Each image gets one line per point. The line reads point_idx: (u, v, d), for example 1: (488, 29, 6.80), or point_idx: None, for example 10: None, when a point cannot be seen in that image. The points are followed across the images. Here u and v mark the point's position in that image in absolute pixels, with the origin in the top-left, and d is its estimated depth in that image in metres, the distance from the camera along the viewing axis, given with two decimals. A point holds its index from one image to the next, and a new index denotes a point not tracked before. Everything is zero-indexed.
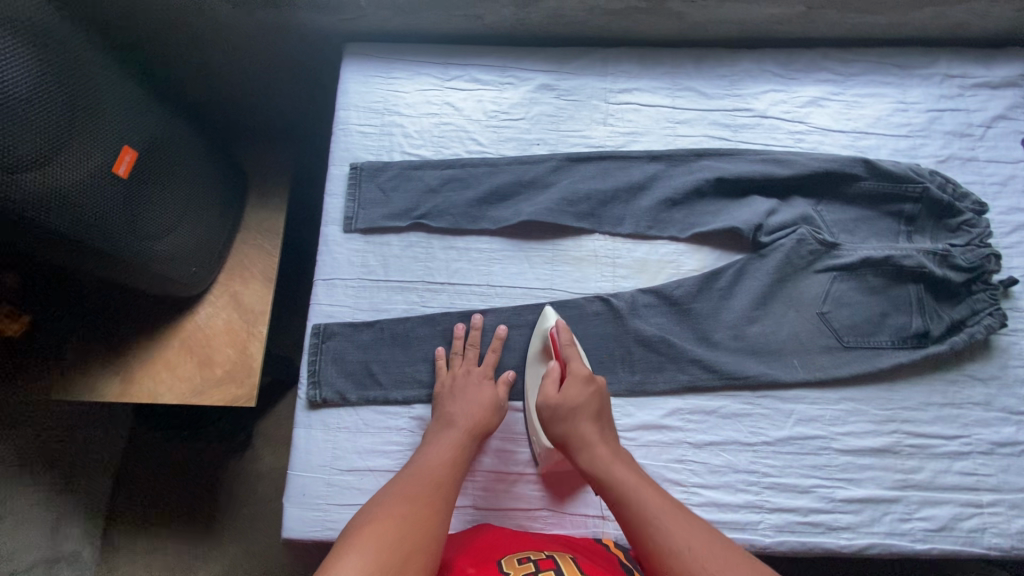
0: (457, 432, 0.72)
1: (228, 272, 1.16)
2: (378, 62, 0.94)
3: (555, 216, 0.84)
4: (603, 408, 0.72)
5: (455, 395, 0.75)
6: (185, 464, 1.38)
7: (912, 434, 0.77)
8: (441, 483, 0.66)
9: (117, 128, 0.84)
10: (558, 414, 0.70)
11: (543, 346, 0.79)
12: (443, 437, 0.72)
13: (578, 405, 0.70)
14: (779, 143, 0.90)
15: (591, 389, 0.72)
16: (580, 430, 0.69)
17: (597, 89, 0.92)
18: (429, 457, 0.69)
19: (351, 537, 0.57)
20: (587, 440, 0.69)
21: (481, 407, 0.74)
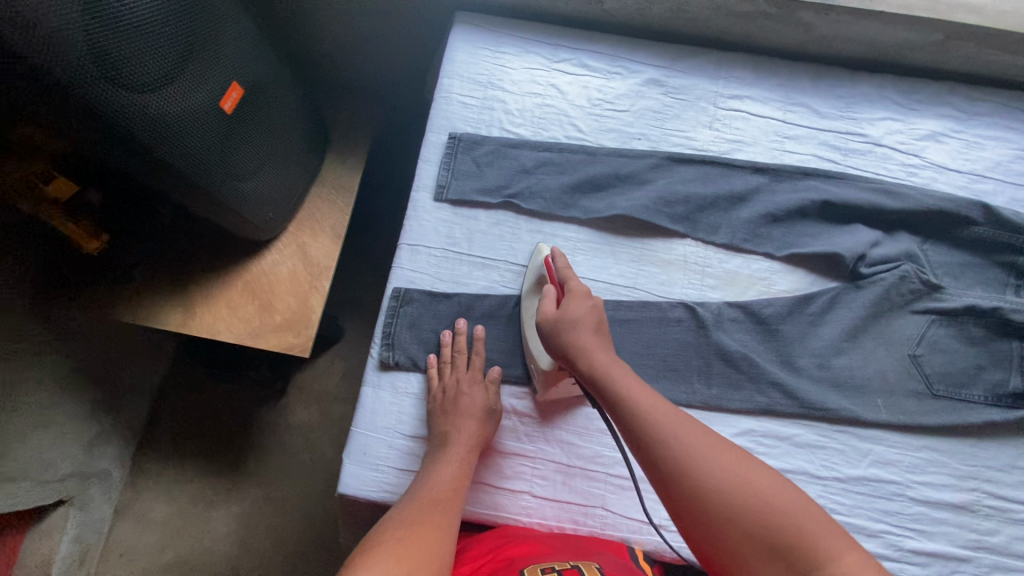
0: (457, 447, 0.69)
1: (299, 223, 1.17)
2: (488, 33, 0.93)
3: (650, 214, 0.82)
4: (603, 321, 0.70)
5: (451, 411, 0.72)
6: (223, 403, 1.41)
7: (992, 495, 0.73)
8: (444, 500, 0.63)
9: (230, 64, 0.85)
10: (559, 327, 0.68)
11: (537, 279, 0.78)
12: (445, 456, 0.69)
13: (578, 315, 0.69)
14: (890, 174, 0.86)
15: (588, 303, 0.70)
16: (582, 339, 0.67)
17: (707, 91, 0.89)
18: (436, 478, 0.66)
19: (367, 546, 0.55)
20: (589, 347, 0.66)
21: (479, 415, 0.72)
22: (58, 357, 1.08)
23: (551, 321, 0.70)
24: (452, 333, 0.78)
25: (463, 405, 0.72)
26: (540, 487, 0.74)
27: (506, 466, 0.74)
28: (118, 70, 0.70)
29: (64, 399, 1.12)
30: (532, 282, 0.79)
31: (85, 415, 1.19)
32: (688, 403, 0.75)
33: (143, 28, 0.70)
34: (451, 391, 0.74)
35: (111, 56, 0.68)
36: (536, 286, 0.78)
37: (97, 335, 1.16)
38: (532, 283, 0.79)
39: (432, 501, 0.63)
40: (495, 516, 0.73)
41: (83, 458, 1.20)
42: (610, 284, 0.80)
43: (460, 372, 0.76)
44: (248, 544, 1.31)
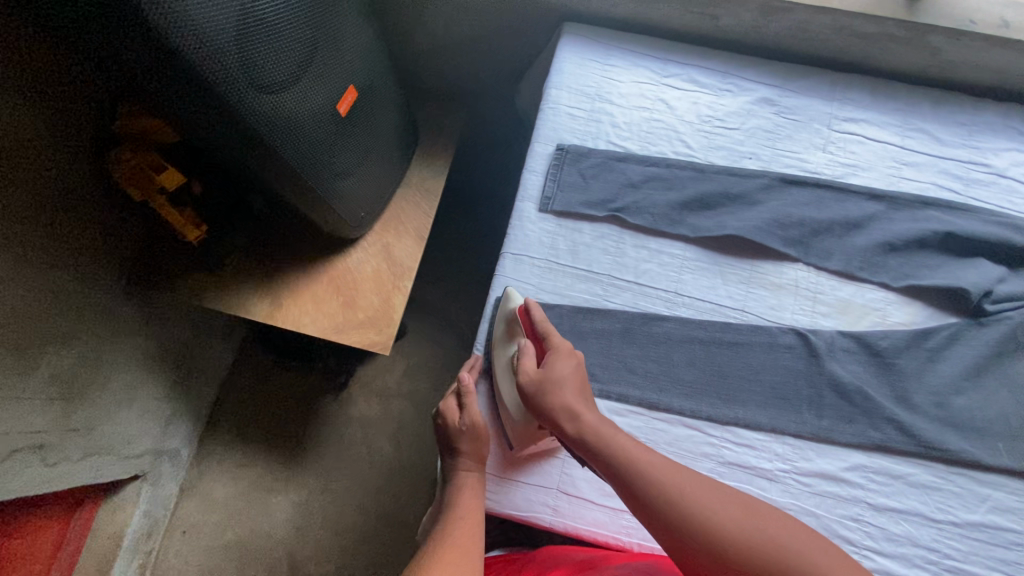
0: (460, 477, 0.71)
1: (385, 223, 1.20)
2: (597, 46, 0.93)
3: (761, 235, 0.80)
4: (573, 349, 0.73)
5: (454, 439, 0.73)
6: (288, 391, 1.44)
7: None
8: (460, 538, 0.64)
9: (349, 68, 0.88)
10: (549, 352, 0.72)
11: (508, 316, 0.79)
12: (462, 485, 0.70)
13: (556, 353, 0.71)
14: (1017, 207, 0.82)
15: (564, 346, 0.73)
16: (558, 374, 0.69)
17: (821, 113, 0.88)
18: (456, 511, 0.67)
19: None
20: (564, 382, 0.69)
21: (467, 433, 0.73)
22: (142, 338, 1.12)
23: (528, 364, 0.72)
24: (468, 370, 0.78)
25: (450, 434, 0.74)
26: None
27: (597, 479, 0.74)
28: (258, 72, 0.72)
29: (146, 379, 1.15)
30: (503, 318, 0.79)
31: (162, 396, 1.22)
32: (798, 433, 0.73)
33: (279, 25, 0.71)
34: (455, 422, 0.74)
35: (258, 60, 0.71)
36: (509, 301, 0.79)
37: (174, 317, 1.20)
38: (506, 315, 0.79)
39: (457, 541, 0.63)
40: (592, 531, 0.72)
41: (159, 436, 1.24)
42: (716, 305, 0.80)
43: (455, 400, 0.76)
44: (306, 533, 1.32)
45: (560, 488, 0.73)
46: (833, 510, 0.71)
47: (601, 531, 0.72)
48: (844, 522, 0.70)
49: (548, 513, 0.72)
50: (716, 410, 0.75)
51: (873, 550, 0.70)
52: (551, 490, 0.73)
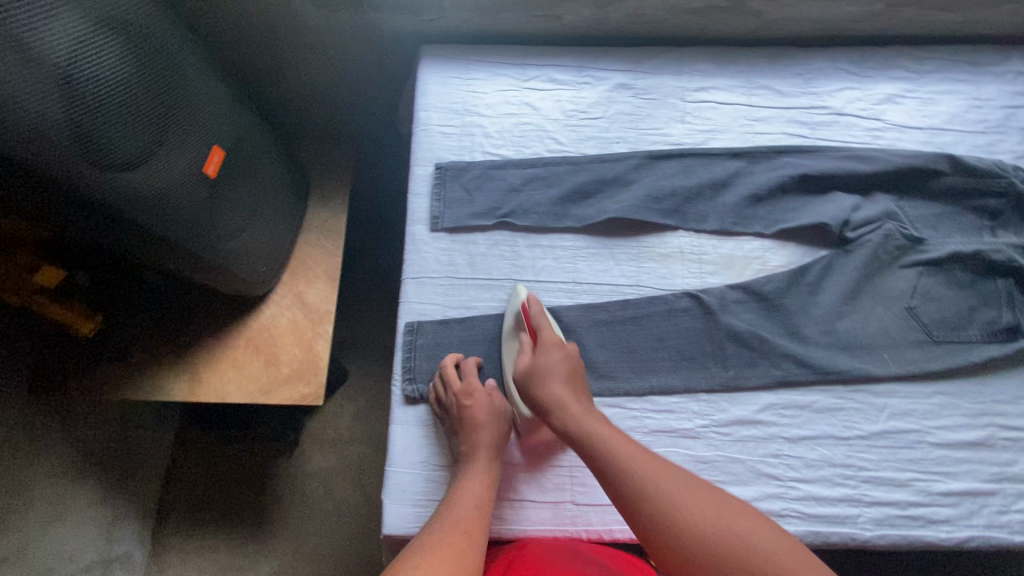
0: (473, 461, 0.71)
1: (293, 272, 1.18)
2: (456, 63, 0.95)
3: (639, 213, 0.85)
4: (578, 369, 0.74)
5: (463, 430, 0.73)
6: (233, 464, 1.38)
7: (1004, 428, 0.77)
8: (469, 521, 0.63)
9: (209, 128, 0.86)
10: (536, 377, 0.72)
11: (522, 346, 0.80)
12: (469, 474, 0.70)
13: (552, 366, 0.73)
14: (858, 140, 0.90)
15: (561, 353, 0.74)
16: (554, 391, 0.71)
17: (673, 88, 0.93)
18: (458, 496, 0.67)
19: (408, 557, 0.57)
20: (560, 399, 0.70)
21: (491, 422, 0.74)
22: (60, 449, 1.04)
23: (527, 377, 0.73)
24: (470, 366, 0.78)
25: (469, 424, 0.73)
26: (579, 491, 0.75)
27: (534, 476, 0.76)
28: (102, 149, 0.69)
29: (71, 491, 1.07)
30: (512, 324, 0.80)
31: (96, 503, 1.14)
32: (709, 387, 0.78)
33: (116, 106, 0.70)
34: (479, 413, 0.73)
35: (98, 137, 0.68)
36: (514, 328, 0.80)
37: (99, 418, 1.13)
38: (513, 324, 0.80)
39: (462, 519, 0.63)
40: (541, 528, 0.74)
41: (103, 546, 1.16)
42: (613, 285, 0.84)
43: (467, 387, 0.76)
44: None
45: (502, 495, 0.75)
46: (755, 451, 0.76)
47: (549, 526, 0.74)
48: (767, 460, 0.75)
49: (495, 522, 0.73)
50: (632, 384, 0.78)
51: (796, 480, 0.75)
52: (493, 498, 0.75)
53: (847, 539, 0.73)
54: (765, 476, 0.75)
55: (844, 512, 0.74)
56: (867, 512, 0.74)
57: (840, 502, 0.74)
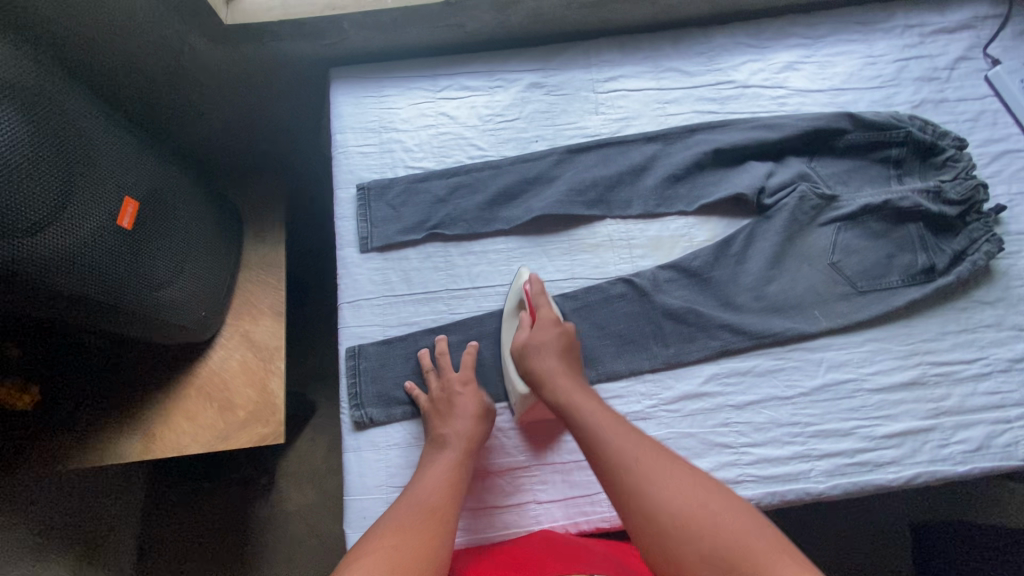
0: (451, 451, 0.71)
1: (237, 312, 1.16)
2: (367, 81, 0.94)
3: (565, 207, 0.86)
4: (573, 348, 0.76)
5: (449, 414, 0.73)
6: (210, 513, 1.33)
7: (935, 364, 0.80)
8: (438, 509, 0.64)
9: (119, 180, 0.83)
10: (530, 352, 0.74)
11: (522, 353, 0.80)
12: (438, 459, 0.70)
13: (549, 340, 0.75)
14: (765, 109, 0.93)
15: (558, 332, 0.76)
16: (546, 363, 0.73)
17: (584, 81, 0.95)
18: (424, 480, 0.68)
19: (369, 540, 0.61)
20: (552, 371, 0.72)
21: (478, 412, 0.74)
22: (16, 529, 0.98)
23: (522, 352, 0.75)
24: (419, 358, 0.79)
25: (455, 412, 0.73)
26: (545, 487, 0.77)
27: (500, 481, 0.76)
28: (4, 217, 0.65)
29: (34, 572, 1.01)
30: (512, 307, 0.81)
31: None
32: (653, 367, 0.80)
33: (19, 172, 0.66)
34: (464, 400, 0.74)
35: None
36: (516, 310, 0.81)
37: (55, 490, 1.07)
38: (513, 306, 0.81)
39: (422, 504, 0.65)
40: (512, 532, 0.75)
41: None
42: (550, 281, 0.85)
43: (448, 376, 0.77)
44: None
45: (469, 506, 0.76)
46: (705, 423, 0.77)
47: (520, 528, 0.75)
48: (717, 430, 0.77)
49: (467, 533, 0.75)
50: None
51: (748, 445, 0.77)
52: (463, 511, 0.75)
53: (802, 494, 0.75)
54: (717, 445, 0.77)
55: (796, 469, 0.76)
56: (818, 465, 0.76)
57: (791, 460, 0.76)
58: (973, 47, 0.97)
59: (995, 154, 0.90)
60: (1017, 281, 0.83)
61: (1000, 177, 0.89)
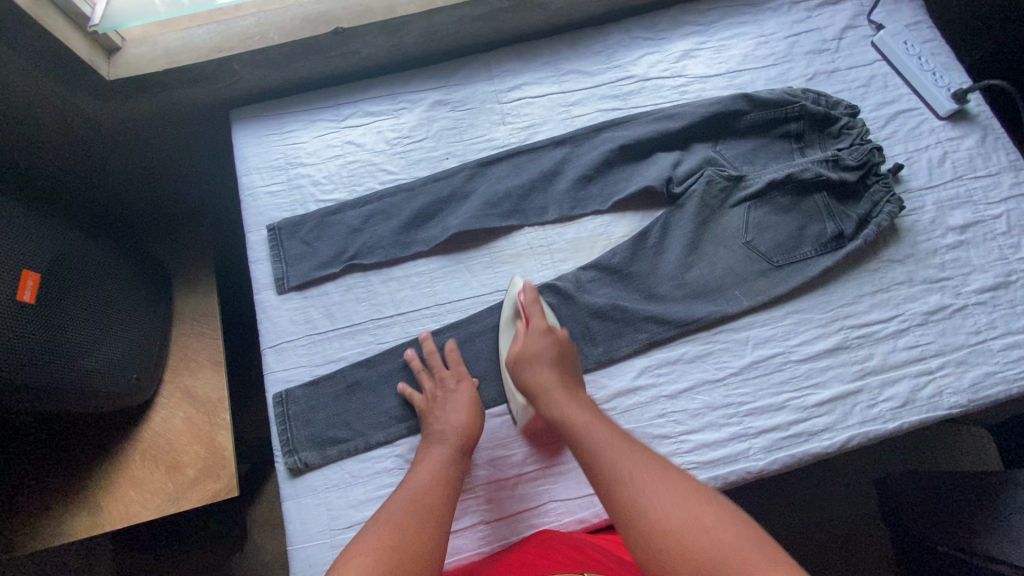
0: (445, 448, 0.71)
1: (174, 369, 1.11)
2: (268, 120, 0.93)
3: (481, 221, 0.86)
4: (568, 352, 0.77)
5: (443, 410, 0.74)
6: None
7: (855, 327, 0.82)
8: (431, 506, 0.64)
9: (12, 257, 0.79)
10: (523, 360, 0.75)
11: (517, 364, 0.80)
12: (432, 456, 0.70)
13: (542, 351, 0.75)
14: (667, 99, 0.95)
15: (551, 337, 0.76)
16: (541, 377, 0.73)
17: (487, 93, 0.95)
18: (416, 478, 0.68)
19: (363, 537, 0.61)
20: (547, 385, 0.73)
21: (470, 406, 0.75)
22: None
23: (517, 363, 0.76)
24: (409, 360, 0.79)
25: (448, 408, 0.74)
26: (550, 489, 0.76)
27: (468, 500, 0.75)
28: None
29: None
30: (512, 359, 0.80)
31: None
32: (586, 368, 0.80)
33: None
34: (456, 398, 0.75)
35: None
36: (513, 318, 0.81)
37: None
38: (513, 361, 0.80)
39: (415, 499, 0.65)
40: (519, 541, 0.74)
41: None
42: (475, 297, 0.84)
43: (440, 374, 0.78)
44: None
45: None
46: (641, 417, 0.78)
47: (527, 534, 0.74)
48: (654, 422, 0.78)
49: (474, 549, 0.74)
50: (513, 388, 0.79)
51: (686, 433, 0.77)
52: (469, 526, 0.74)
53: (743, 474, 0.76)
54: (656, 438, 0.77)
55: (735, 450, 0.76)
56: (755, 443, 0.77)
57: (730, 442, 0.77)
58: (858, 15, 1.00)
59: (889, 116, 0.93)
60: (922, 236, 0.86)
61: (896, 138, 0.92)
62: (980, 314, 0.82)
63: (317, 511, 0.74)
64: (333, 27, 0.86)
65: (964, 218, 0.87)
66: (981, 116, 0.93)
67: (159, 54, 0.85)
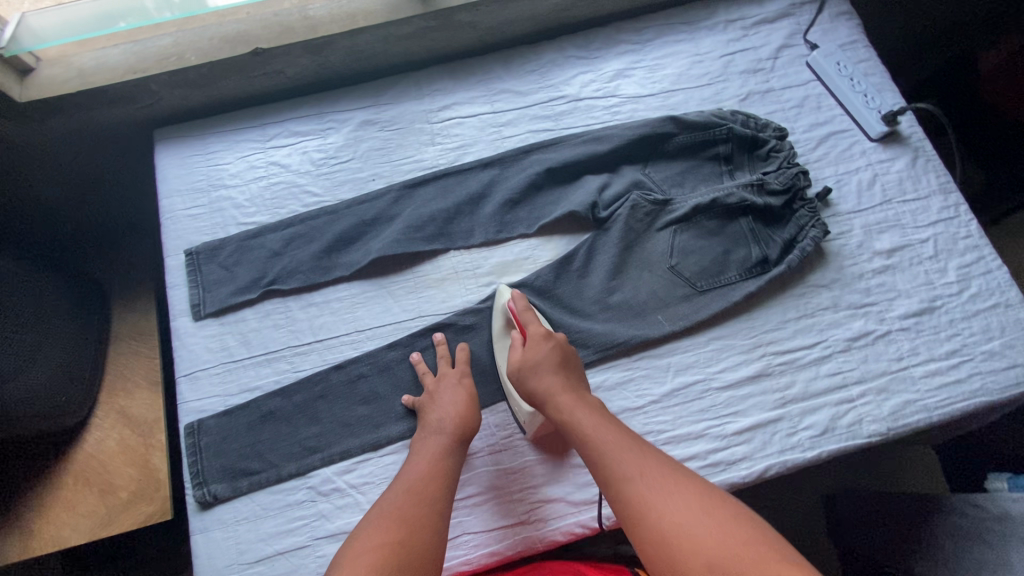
0: (439, 440, 0.71)
1: (110, 390, 1.05)
2: (193, 141, 0.91)
3: (403, 245, 0.84)
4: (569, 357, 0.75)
5: (436, 404, 0.74)
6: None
7: (778, 353, 0.82)
8: (428, 496, 0.65)
9: None
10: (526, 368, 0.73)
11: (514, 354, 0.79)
12: (427, 446, 0.71)
13: (542, 358, 0.73)
14: (598, 120, 0.94)
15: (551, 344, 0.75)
16: (545, 383, 0.72)
17: (417, 113, 0.94)
18: (413, 468, 0.68)
19: (368, 527, 0.62)
20: (553, 391, 0.71)
21: (464, 404, 0.74)
22: None
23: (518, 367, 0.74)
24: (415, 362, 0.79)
25: (442, 402, 0.74)
26: (465, 521, 0.73)
27: None
28: None
29: None
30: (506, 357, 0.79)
31: None
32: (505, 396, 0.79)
33: None
34: (449, 392, 0.75)
35: None
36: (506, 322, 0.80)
37: None
38: (502, 324, 0.80)
39: (413, 488, 0.66)
40: (517, 540, 0.73)
41: None
42: (396, 322, 0.82)
43: (444, 372, 0.77)
44: None
45: None
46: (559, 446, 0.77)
47: (527, 530, 0.73)
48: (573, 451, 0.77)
49: None
50: None
51: None
52: None
53: None
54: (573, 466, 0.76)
55: None
56: None
57: None
58: (794, 34, 0.99)
59: (821, 138, 0.92)
60: (849, 260, 0.86)
61: (827, 160, 0.91)
62: (903, 340, 0.82)
63: (227, 543, 0.72)
64: (253, 47, 0.84)
65: (891, 242, 0.87)
66: (913, 138, 0.93)
67: (71, 75, 0.83)
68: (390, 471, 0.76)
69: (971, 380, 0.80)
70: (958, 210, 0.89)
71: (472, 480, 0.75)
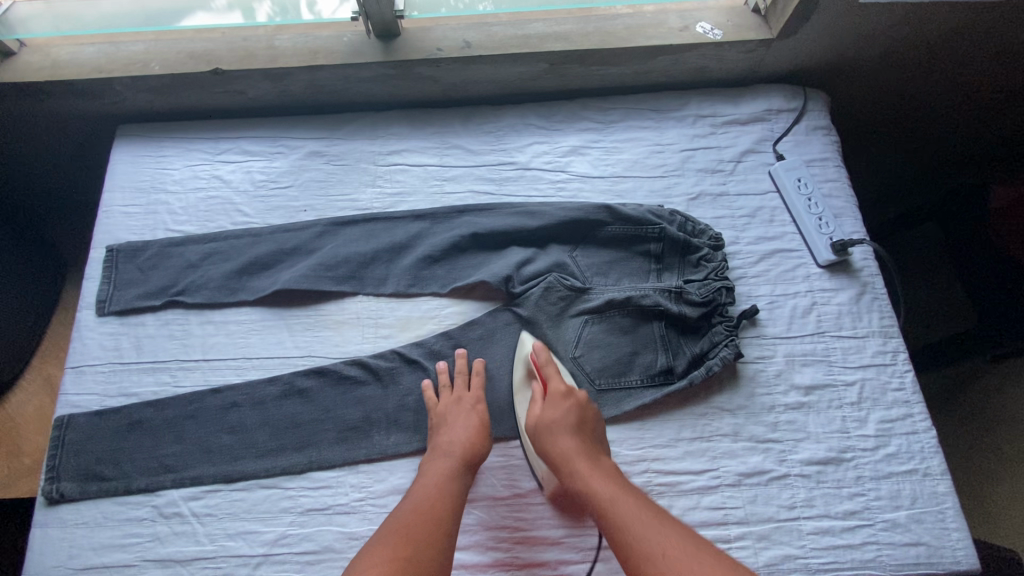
0: (448, 460, 0.71)
1: (42, 354, 1.01)
2: (148, 142, 0.94)
3: (310, 282, 0.84)
4: (586, 419, 0.74)
5: (444, 427, 0.74)
6: None
7: (661, 473, 0.76)
8: (437, 515, 0.65)
9: None
10: (541, 429, 0.73)
11: (526, 373, 0.80)
12: (437, 466, 0.70)
13: (558, 418, 0.73)
14: (540, 193, 0.92)
15: (569, 403, 0.74)
16: (560, 445, 0.71)
17: (365, 153, 0.94)
18: (423, 486, 0.68)
19: (381, 536, 0.63)
20: (569, 454, 0.70)
21: (472, 428, 0.74)
22: None
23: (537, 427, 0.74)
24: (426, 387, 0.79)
25: (456, 423, 0.74)
26: None
27: (205, 568, 0.71)
28: None
29: None
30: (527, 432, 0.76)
31: None
32: (369, 456, 0.77)
33: None
34: (456, 417, 0.75)
35: None
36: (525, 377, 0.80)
37: None
38: (523, 375, 0.80)
39: (422, 506, 0.66)
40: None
41: None
42: (285, 358, 0.82)
43: (456, 394, 0.77)
44: None
45: None
46: None
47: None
48: None
49: None
50: (289, 461, 0.77)
51: None
52: None
53: None
54: None
55: None
56: None
57: (491, 569, 0.71)
58: (763, 141, 0.96)
59: (765, 253, 0.88)
60: (762, 388, 0.81)
61: (765, 278, 0.87)
62: (800, 487, 0.76)
63: (59, 543, 0.72)
64: (212, 67, 0.88)
65: (813, 378, 0.81)
66: (863, 272, 0.87)
67: (44, 64, 0.88)
68: (234, 508, 0.74)
69: (865, 548, 0.73)
70: (895, 358, 0.83)
71: (311, 537, 0.73)
